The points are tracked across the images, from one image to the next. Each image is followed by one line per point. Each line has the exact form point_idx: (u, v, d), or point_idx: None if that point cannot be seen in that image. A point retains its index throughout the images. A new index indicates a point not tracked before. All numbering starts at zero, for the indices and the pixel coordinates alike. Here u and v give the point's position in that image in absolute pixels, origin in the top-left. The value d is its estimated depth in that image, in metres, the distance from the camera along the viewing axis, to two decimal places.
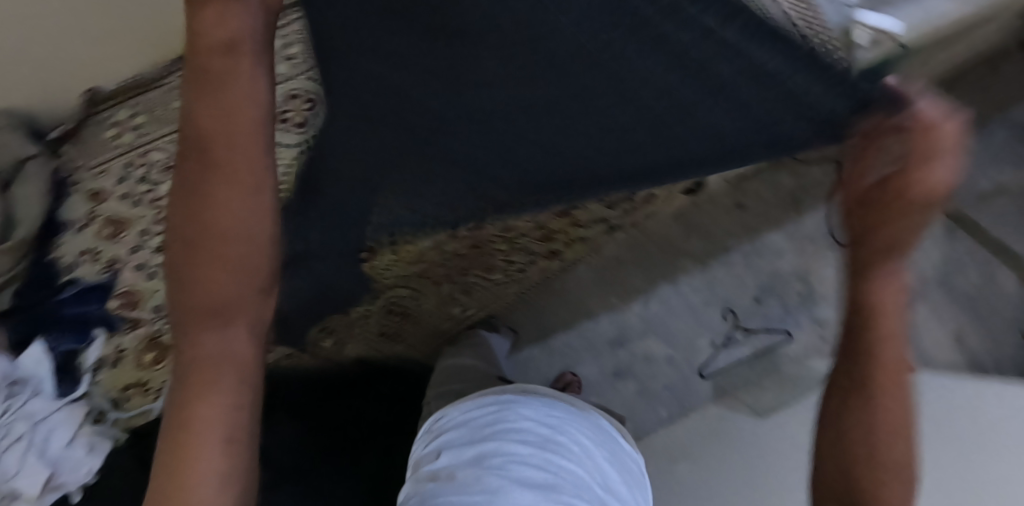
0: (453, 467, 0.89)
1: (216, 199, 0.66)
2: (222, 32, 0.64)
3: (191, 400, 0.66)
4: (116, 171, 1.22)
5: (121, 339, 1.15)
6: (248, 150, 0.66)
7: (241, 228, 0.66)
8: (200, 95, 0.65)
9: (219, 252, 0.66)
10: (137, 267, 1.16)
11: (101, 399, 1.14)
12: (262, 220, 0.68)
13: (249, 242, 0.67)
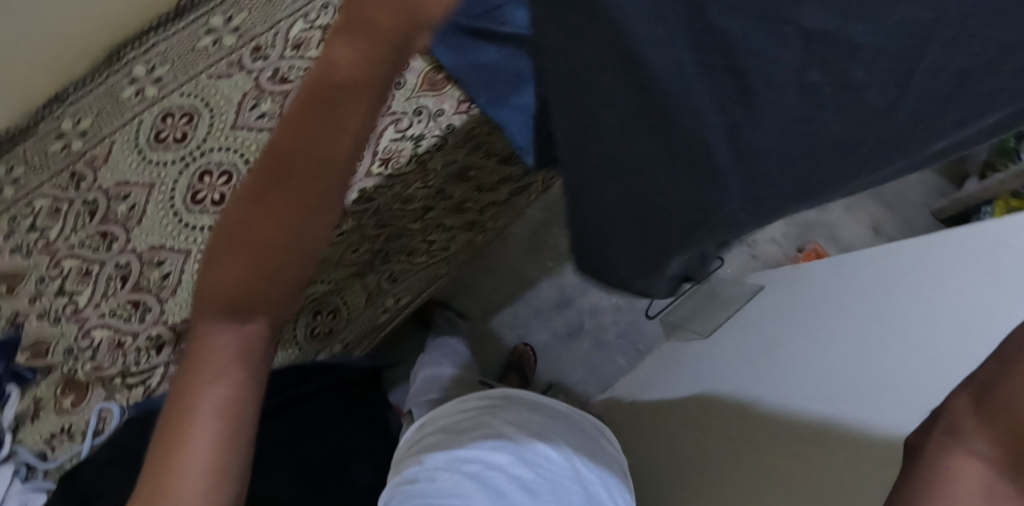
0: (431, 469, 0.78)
1: (293, 188, 0.50)
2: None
3: (188, 393, 0.57)
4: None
5: (34, 391, 0.99)
6: (336, 134, 0.49)
7: (298, 232, 0.52)
8: (351, 45, 0.46)
9: (277, 267, 0.54)
10: (40, 316, 1.00)
11: (29, 451, 0.97)
12: (322, 222, 0.53)
13: (299, 241, 0.52)
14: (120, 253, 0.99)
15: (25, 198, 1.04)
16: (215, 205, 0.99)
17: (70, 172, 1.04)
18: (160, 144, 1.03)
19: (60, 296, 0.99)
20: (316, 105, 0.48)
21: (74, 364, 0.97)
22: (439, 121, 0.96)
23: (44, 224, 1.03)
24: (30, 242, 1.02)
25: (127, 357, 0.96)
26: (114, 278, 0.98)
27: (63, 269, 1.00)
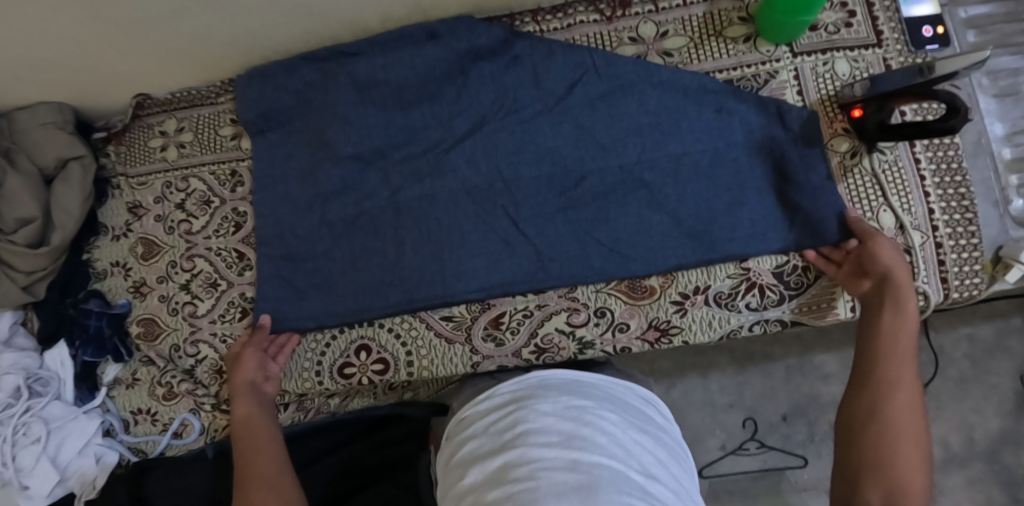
0: (540, 470, 0.69)
1: (907, 321, 0.75)
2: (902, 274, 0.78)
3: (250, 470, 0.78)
4: (156, 189, 1.04)
5: (134, 366, 1.03)
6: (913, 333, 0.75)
7: (906, 371, 0.73)
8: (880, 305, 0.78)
9: (890, 360, 0.74)
10: (161, 298, 1.02)
11: (116, 414, 1.03)
12: (904, 337, 0.75)
13: (901, 367, 0.74)
14: (250, 285, 0.98)
15: (185, 170, 1.02)
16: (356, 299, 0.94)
17: (229, 171, 1.01)
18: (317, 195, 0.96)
19: (184, 291, 1.01)
20: (893, 303, 0.76)
21: (175, 365, 1.00)
22: (616, 338, 0.87)
23: (193, 212, 1.01)
24: (177, 220, 1.02)
25: (221, 388, 0.99)
26: (235, 305, 0.98)
27: (196, 266, 1.00)
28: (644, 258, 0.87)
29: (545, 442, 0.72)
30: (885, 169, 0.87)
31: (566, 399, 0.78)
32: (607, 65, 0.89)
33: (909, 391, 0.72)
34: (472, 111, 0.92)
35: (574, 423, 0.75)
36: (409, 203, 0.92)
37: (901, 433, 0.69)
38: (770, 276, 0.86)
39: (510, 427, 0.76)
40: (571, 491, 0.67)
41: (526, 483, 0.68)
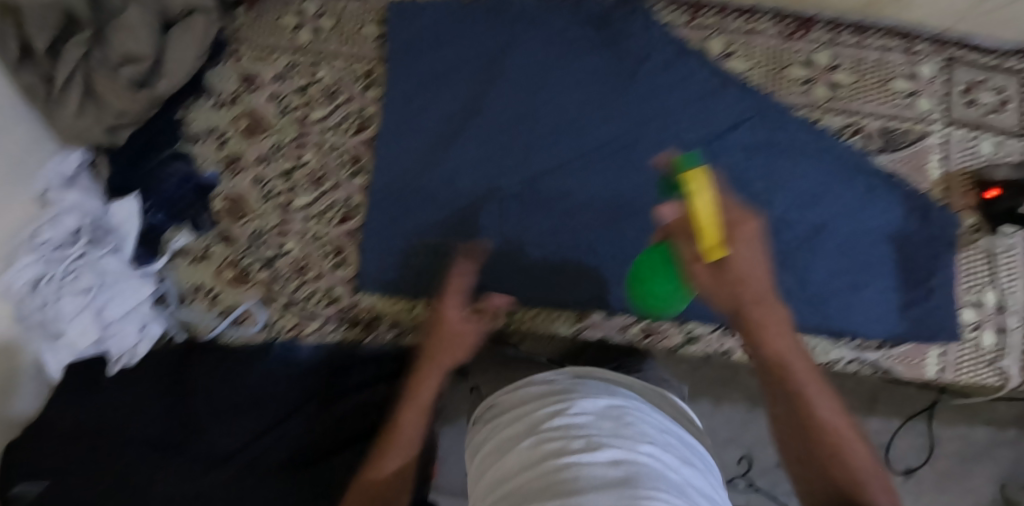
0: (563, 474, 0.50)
1: (737, 260, 0.60)
2: (734, 212, 0.61)
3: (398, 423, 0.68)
4: (278, 66, 0.98)
5: (208, 241, 0.96)
6: (778, 326, 0.62)
7: (779, 340, 0.61)
8: (736, 258, 0.60)
9: (777, 377, 0.61)
10: (255, 180, 0.96)
11: (174, 285, 0.98)
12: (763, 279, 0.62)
13: (784, 356, 0.61)
14: (358, 190, 0.93)
15: (315, 56, 0.97)
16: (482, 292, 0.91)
17: (363, 71, 0.96)
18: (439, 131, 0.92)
19: (283, 179, 0.95)
20: (737, 281, 0.60)
21: (254, 252, 0.94)
22: (722, 339, 0.88)
23: (315, 100, 0.96)
24: (294, 105, 0.97)
25: (299, 288, 0.93)
26: (337, 207, 0.93)
27: (303, 157, 0.95)
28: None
29: (573, 454, 0.52)
30: (1001, 252, 0.91)
31: (605, 401, 0.59)
32: (774, 112, 0.89)
33: (813, 380, 0.60)
34: (631, 113, 0.90)
35: (615, 426, 0.55)
36: (547, 188, 0.89)
37: (811, 430, 0.58)
38: (877, 322, 0.88)
39: (530, 420, 0.58)
40: (603, 487, 0.48)
41: (548, 485, 0.50)
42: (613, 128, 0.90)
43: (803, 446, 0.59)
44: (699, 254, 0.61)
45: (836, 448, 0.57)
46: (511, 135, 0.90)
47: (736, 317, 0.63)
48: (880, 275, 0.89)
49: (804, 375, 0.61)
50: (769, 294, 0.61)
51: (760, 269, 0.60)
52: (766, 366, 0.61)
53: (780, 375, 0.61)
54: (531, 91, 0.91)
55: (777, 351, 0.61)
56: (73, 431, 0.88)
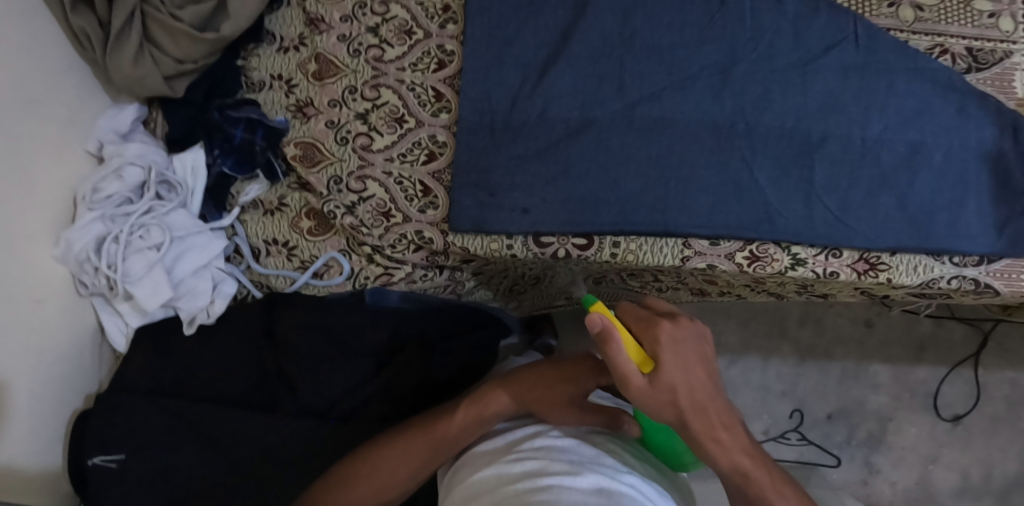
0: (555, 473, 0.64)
1: (669, 360, 0.65)
2: (661, 335, 0.67)
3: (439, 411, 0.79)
4: (346, 7, 0.94)
5: (282, 191, 0.92)
6: (708, 398, 0.67)
7: (712, 420, 0.66)
8: (665, 369, 0.65)
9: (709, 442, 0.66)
10: (330, 123, 0.91)
11: (245, 240, 0.92)
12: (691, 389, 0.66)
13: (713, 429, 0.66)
14: (443, 128, 0.90)
15: None
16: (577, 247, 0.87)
17: (439, 7, 0.92)
18: (528, 66, 0.90)
19: (360, 121, 0.91)
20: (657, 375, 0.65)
21: (333, 200, 0.89)
22: (827, 262, 0.87)
23: (389, 38, 0.92)
24: (367, 44, 0.92)
25: (386, 233, 0.88)
26: (422, 146, 0.89)
27: (380, 97, 0.91)
28: (865, 233, 0.87)
29: (559, 475, 0.64)
30: None
31: (589, 462, 0.66)
32: (869, 38, 0.89)
33: (692, 377, 0.66)
34: (722, 41, 0.89)
35: (593, 450, 0.69)
36: (644, 118, 0.87)
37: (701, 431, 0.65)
38: (976, 242, 0.88)
39: (530, 470, 0.66)
40: (583, 496, 0.62)
41: (543, 464, 0.66)
42: (704, 57, 0.89)
43: (722, 470, 0.67)
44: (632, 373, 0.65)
45: (738, 469, 0.66)
46: (602, 68, 0.89)
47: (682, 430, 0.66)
48: (972, 194, 0.89)
49: (689, 385, 0.66)
50: (706, 393, 0.67)
51: (681, 358, 0.66)
52: (696, 428, 0.66)
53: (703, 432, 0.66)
54: (620, 22, 0.89)
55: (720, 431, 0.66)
56: (151, 394, 0.85)
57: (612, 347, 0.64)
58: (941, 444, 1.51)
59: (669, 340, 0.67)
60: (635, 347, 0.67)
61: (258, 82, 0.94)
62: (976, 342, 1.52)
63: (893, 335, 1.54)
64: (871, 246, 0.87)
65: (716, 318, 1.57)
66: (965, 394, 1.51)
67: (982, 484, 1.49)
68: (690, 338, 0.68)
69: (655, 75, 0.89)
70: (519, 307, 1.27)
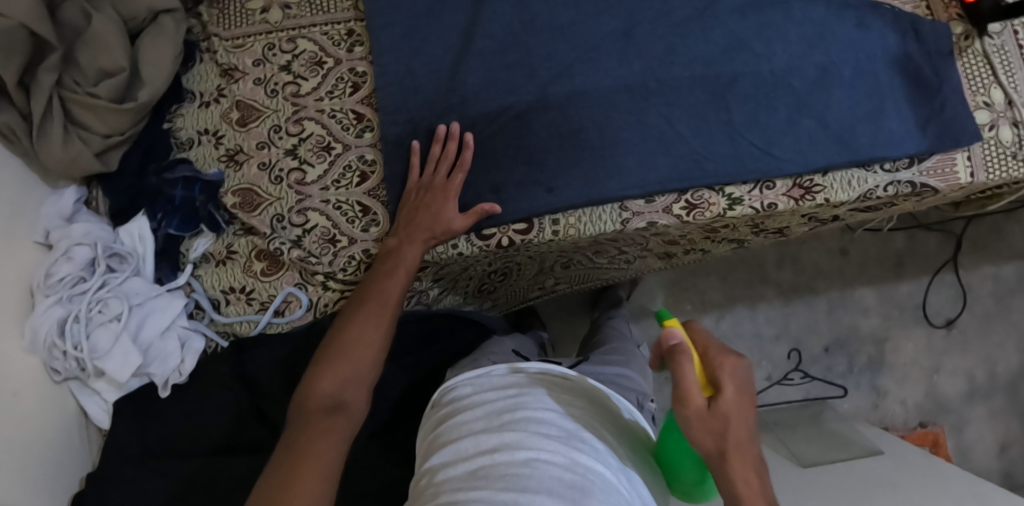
0: (531, 447, 0.71)
1: (731, 391, 0.68)
2: (728, 365, 0.69)
3: (380, 273, 0.83)
4: (256, 51, 0.97)
5: (229, 240, 0.94)
6: (750, 441, 0.68)
7: (743, 462, 0.66)
8: (725, 399, 0.67)
9: (733, 477, 0.66)
10: (262, 166, 0.94)
11: (203, 294, 0.94)
12: (742, 427, 0.67)
13: (745, 469, 0.66)
14: (369, 147, 0.92)
15: (291, 30, 0.96)
16: (520, 233, 0.89)
17: (344, 33, 0.95)
18: (439, 68, 0.91)
19: (290, 157, 0.93)
20: (715, 402, 0.67)
21: (278, 237, 0.92)
22: (764, 196, 0.89)
23: (302, 72, 0.95)
24: (282, 83, 0.95)
25: (335, 259, 0.90)
26: (353, 169, 0.92)
27: (305, 130, 0.93)
28: (794, 160, 0.88)
29: (537, 449, 0.71)
30: (998, 48, 0.93)
31: (564, 439, 0.73)
32: None
33: (742, 415, 0.68)
34: (620, 6, 0.91)
35: (569, 427, 0.76)
36: (559, 95, 0.89)
37: (732, 466, 0.66)
38: (904, 145, 0.90)
39: (504, 440, 0.73)
40: (556, 469, 0.69)
41: (519, 438, 0.73)
42: (605, 22, 0.91)
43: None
44: (691, 392, 0.68)
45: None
46: (508, 56, 0.91)
47: (714, 458, 0.67)
48: (888, 101, 0.91)
49: (739, 423, 0.67)
50: (749, 436, 0.67)
51: (744, 398, 0.68)
52: (732, 465, 0.66)
53: (728, 468, 0.66)
54: (517, 8, 0.91)
55: (748, 478, 0.66)
56: (142, 460, 0.87)
57: (683, 363, 0.68)
58: (940, 352, 1.52)
59: (734, 372, 0.69)
60: (699, 369, 0.70)
61: (187, 140, 0.97)
62: (951, 247, 1.53)
63: (872, 257, 1.55)
64: (802, 170, 0.89)
65: (697, 277, 1.56)
66: (952, 299, 1.53)
67: (989, 382, 1.52)
68: (753, 384, 0.70)
69: (560, 49, 0.90)
70: (495, 305, 1.28)
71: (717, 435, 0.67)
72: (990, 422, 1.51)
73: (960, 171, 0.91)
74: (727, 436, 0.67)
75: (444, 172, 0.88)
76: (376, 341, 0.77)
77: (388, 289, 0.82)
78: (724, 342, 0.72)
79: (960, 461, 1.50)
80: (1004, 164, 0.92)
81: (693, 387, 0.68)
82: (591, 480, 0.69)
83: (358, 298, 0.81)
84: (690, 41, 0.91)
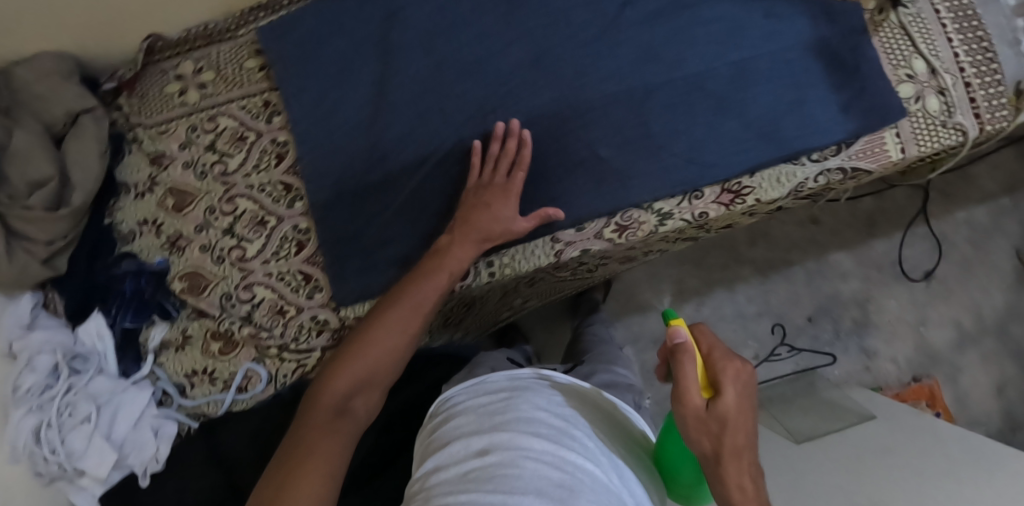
0: (519, 445, 0.70)
1: (731, 394, 0.68)
2: (732, 367, 0.70)
3: (428, 272, 0.83)
4: (180, 135, 0.98)
5: (183, 324, 0.96)
6: (746, 443, 0.68)
7: (738, 466, 0.67)
8: (724, 401, 0.68)
9: (726, 478, 0.67)
10: (203, 248, 0.95)
11: (168, 380, 0.96)
12: (740, 430, 0.68)
13: (740, 471, 0.67)
14: (301, 216, 0.93)
15: (210, 110, 0.97)
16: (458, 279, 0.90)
17: (261, 105, 0.96)
18: (356, 127, 0.92)
19: (228, 236, 0.95)
20: (714, 405, 0.68)
21: (228, 316, 0.94)
22: (694, 206, 0.89)
23: (227, 150, 0.96)
24: (209, 163, 0.96)
25: (285, 330, 0.92)
26: (290, 240, 0.93)
27: (238, 208, 0.95)
28: (720, 166, 0.88)
29: (525, 449, 0.70)
30: (913, 17, 0.93)
31: (552, 438, 0.72)
32: None
33: (740, 418, 0.68)
34: (525, 37, 0.90)
35: (557, 424, 0.75)
36: (475, 137, 0.89)
37: (727, 469, 0.67)
38: (830, 133, 0.89)
39: (494, 441, 0.72)
40: (543, 467, 0.68)
41: (506, 437, 0.72)
42: (512, 55, 0.90)
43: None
44: (691, 392, 0.69)
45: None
46: (421, 105, 0.91)
47: (709, 459, 0.68)
48: (808, 89, 0.90)
49: (738, 425, 0.68)
50: (747, 438, 0.68)
51: (745, 401, 0.68)
52: (727, 467, 0.67)
53: (721, 471, 0.67)
54: (422, 55, 0.91)
55: (743, 481, 0.66)
56: None
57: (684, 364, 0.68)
58: (924, 304, 1.52)
59: (736, 374, 0.69)
60: (703, 372, 0.71)
61: (128, 232, 0.98)
62: (919, 199, 1.53)
63: (842, 221, 1.54)
64: (729, 175, 0.88)
65: (671, 268, 1.56)
66: (927, 250, 1.52)
67: (977, 326, 1.51)
68: (755, 388, 0.70)
69: (471, 90, 0.90)
70: (468, 333, 1.30)
71: (715, 437, 0.67)
72: (984, 366, 1.50)
73: (891, 149, 0.91)
74: (724, 439, 0.67)
75: (503, 171, 0.86)
76: (394, 347, 0.78)
77: (425, 290, 0.81)
78: (730, 346, 0.72)
79: (960, 411, 1.49)
80: (935, 133, 0.92)
81: (693, 388, 0.69)
82: (576, 477, 0.68)
83: (396, 295, 0.82)
84: (600, 60, 0.90)
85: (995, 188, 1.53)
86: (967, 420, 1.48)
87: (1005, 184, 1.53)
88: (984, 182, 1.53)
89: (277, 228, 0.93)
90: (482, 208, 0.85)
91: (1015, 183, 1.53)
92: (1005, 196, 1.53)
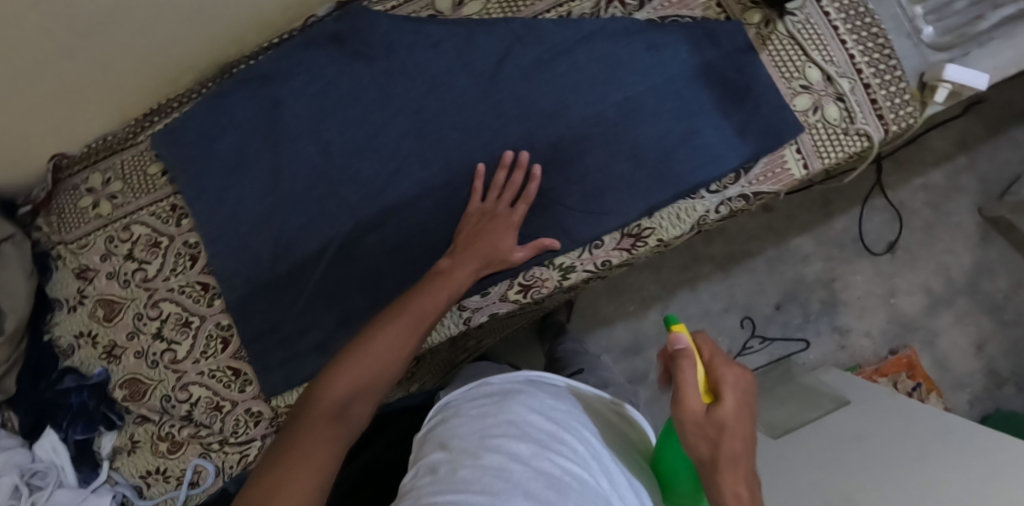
0: (510, 444, 0.56)
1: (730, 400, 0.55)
2: (732, 371, 0.57)
3: (430, 283, 0.77)
4: (99, 246, 1.00)
5: (131, 429, 1.00)
6: (745, 454, 0.55)
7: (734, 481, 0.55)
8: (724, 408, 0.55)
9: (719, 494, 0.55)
10: (137, 354, 0.98)
11: (125, 482, 0.99)
12: (741, 440, 0.55)
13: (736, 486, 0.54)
14: (221, 313, 0.95)
15: (123, 219, 0.99)
16: None
17: (169, 208, 0.98)
18: (259, 220, 0.93)
19: (158, 340, 0.97)
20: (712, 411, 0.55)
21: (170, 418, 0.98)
22: (596, 255, 0.89)
23: (144, 256, 0.98)
24: (130, 271, 0.99)
25: (224, 424, 0.96)
26: (214, 337, 0.96)
27: (163, 312, 0.97)
28: (616, 210, 0.87)
29: (513, 451, 0.55)
30: (802, 25, 0.90)
31: (544, 438, 0.57)
32: (529, 31, 0.89)
33: (740, 427, 0.55)
34: (407, 109, 0.90)
35: (550, 421, 0.60)
36: (371, 217, 0.90)
37: (723, 482, 0.54)
38: (724, 161, 0.87)
39: (475, 442, 0.57)
40: (533, 472, 0.53)
41: (491, 436, 0.57)
42: (396, 129, 0.90)
43: None
44: (689, 395, 0.56)
45: None
46: (316, 191, 0.91)
47: (704, 469, 0.55)
48: (699, 118, 0.88)
49: (736, 434, 0.55)
50: (747, 448, 0.55)
51: (746, 408, 0.56)
52: (723, 480, 0.55)
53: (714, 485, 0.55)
54: (311, 141, 0.92)
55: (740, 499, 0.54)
56: None
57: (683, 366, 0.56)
58: (890, 275, 1.49)
59: (736, 374, 0.57)
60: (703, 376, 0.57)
61: (67, 347, 1.02)
62: (872, 171, 1.50)
63: (797, 204, 1.52)
64: (626, 220, 0.88)
65: (631, 276, 1.55)
66: (888, 221, 1.49)
67: (949, 288, 1.48)
68: (757, 395, 0.57)
69: (362, 170, 0.91)
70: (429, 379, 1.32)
71: (713, 445, 0.55)
72: (961, 328, 1.47)
73: (793, 167, 0.89)
74: (721, 448, 0.55)
75: (507, 201, 0.85)
76: (391, 353, 0.67)
77: (428, 299, 0.73)
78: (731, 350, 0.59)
79: (941, 376, 1.46)
80: (838, 143, 0.89)
81: (689, 391, 0.56)
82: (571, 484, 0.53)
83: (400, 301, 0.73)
84: (483, 122, 0.89)
85: (949, 147, 1.49)
86: (950, 383, 1.46)
87: (958, 142, 1.49)
88: (936, 144, 1.50)
89: (201, 328, 0.96)
90: (485, 233, 0.83)
91: (969, 139, 1.49)
92: (959, 154, 1.49)
